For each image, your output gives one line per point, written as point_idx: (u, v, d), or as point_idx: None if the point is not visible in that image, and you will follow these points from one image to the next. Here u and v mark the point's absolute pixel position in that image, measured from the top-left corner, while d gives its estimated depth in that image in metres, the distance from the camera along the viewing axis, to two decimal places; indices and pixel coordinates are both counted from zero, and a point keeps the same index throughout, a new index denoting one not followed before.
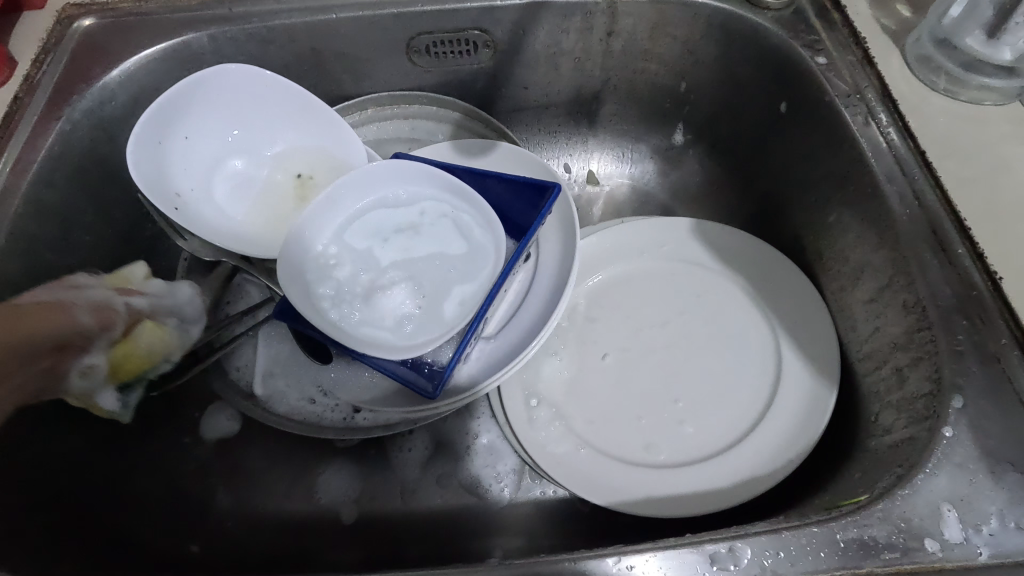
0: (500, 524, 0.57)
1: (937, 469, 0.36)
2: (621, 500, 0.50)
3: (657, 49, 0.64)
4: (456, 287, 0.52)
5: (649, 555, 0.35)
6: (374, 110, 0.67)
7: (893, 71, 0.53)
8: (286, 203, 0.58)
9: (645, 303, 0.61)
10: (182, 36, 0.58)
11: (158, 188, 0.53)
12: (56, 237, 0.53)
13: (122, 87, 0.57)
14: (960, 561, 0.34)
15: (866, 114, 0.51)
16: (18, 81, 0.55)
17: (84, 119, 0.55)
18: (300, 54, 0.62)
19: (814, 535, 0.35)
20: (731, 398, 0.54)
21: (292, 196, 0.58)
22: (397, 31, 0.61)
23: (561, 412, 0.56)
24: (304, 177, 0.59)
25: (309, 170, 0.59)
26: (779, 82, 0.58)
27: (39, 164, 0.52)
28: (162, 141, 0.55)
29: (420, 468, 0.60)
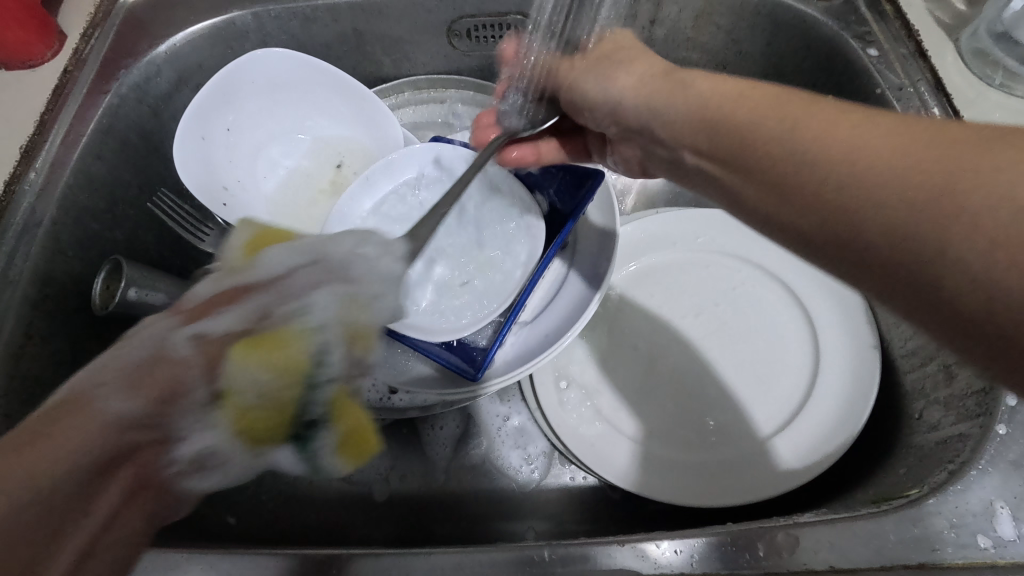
0: (529, 508, 0.57)
1: (991, 467, 0.36)
2: (656, 488, 0.50)
3: (700, 38, 0.63)
4: (490, 274, 0.52)
5: (696, 540, 0.35)
6: (410, 93, 0.67)
7: (947, 65, 0.52)
8: (322, 196, 0.59)
9: (681, 293, 0.60)
10: (226, 13, 0.58)
11: (202, 179, 0.54)
12: (103, 209, 0.53)
13: (168, 62, 0.57)
14: (1014, 557, 0.34)
15: (919, 108, 0.50)
16: (67, 54, 0.55)
17: (131, 93, 0.56)
18: (342, 35, 0.62)
19: (863, 526, 0.35)
20: (769, 393, 0.54)
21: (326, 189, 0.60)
22: (439, 13, 0.61)
23: (591, 396, 0.56)
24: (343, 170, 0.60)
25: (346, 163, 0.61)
26: (827, 74, 0.57)
27: (89, 137, 0.53)
28: (205, 128, 0.55)
29: (451, 448, 0.60)
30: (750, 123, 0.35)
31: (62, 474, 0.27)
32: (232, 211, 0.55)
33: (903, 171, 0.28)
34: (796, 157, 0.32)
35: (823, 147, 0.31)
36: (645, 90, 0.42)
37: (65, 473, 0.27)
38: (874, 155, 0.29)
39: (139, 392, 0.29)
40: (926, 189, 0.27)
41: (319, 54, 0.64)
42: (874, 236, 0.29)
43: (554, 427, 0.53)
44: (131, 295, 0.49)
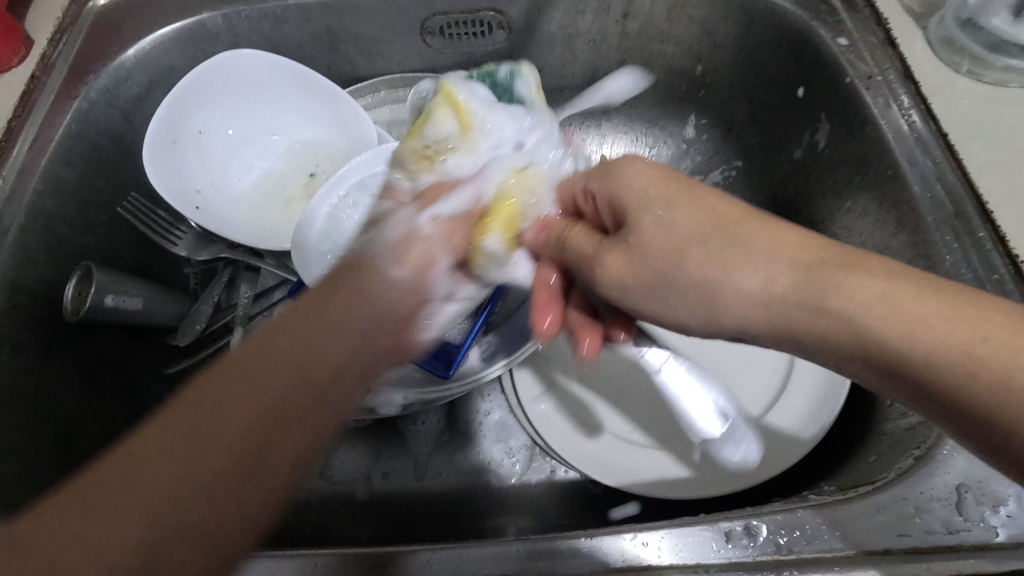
0: (512, 503, 0.57)
1: (956, 451, 0.36)
2: (634, 482, 0.51)
3: (673, 31, 0.63)
4: None
5: (663, 532, 0.35)
6: (386, 92, 0.67)
7: (916, 53, 0.53)
8: (295, 201, 0.59)
9: None
10: (195, 15, 0.58)
11: (174, 182, 0.54)
12: (75, 214, 0.53)
13: (138, 66, 0.57)
14: (977, 541, 0.34)
15: (888, 97, 0.50)
16: (35, 60, 0.55)
17: (100, 98, 0.55)
18: (314, 34, 0.62)
19: (829, 514, 0.35)
20: (743, 386, 0.54)
21: (299, 194, 0.59)
22: (411, 11, 0.61)
23: (571, 389, 0.56)
24: (316, 174, 0.60)
25: (320, 167, 0.60)
26: (799, 65, 0.57)
27: (58, 143, 0.52)
28: (175, 132, 0.55)
29: (433, 444, 0.60)
30: (896, 335, 0.30)
31: (278, 397, 0.30)
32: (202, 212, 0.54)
33: (867, 283, 0.32)
34: (909, 353, 0.30)
35: (842, 304, 0.32)
36: (722, 263, 0.35)
37: (327, 353, 0.32)
38: (903, 291, 0.31)
39: (404, 260, 0.40)
40: (801, 264, 0.34)
41: (292, 54, 0.63)
42: (854, 309, 0.31)
43: (532, 421, 0.53)
44: (108, 301, 0.49)
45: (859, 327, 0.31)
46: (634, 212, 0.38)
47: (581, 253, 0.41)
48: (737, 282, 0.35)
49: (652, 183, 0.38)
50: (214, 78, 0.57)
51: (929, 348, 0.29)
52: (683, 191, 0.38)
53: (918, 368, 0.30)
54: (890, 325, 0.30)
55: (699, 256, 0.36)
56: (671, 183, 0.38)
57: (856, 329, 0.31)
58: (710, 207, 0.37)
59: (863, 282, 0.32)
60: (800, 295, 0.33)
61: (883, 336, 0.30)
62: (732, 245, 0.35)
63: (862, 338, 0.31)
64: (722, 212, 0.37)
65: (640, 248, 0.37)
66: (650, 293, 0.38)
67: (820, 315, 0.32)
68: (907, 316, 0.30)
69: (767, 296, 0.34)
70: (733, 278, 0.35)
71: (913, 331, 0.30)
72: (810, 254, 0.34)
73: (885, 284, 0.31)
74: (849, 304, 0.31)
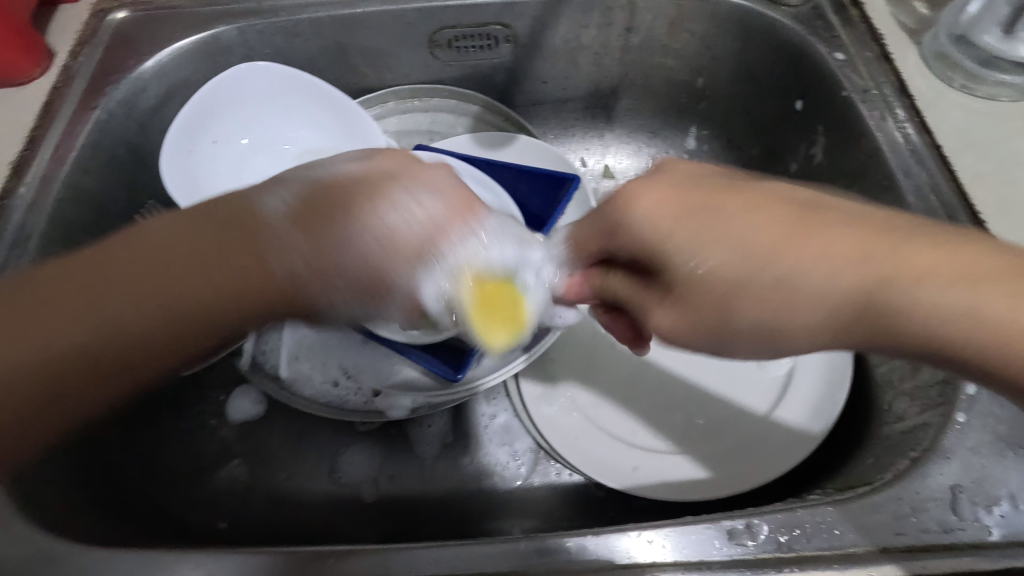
0: (517, 506, 0.58)
1: (950, 453, 0.37)
2: (637, 485, 0.52)
3: (674, 45, 0.64)
4: None
5: (666, 530, 0.36)
6: (394, 103, 0.68)
7: (911, 67, 0.54)
8: None
9: None
10: (211, 29, 0.60)
11: (189, 189, 0.56)
12: (93, 221, 0.55)
13: (155, 78, 0.59)
14: (971, 540, 0.35)
15: (883, 110, 0.52)
16: (56, 72, 0.57)
17: (118, 109, 0.57)
18: (326, 48, 0.64)
19: (827, 514, 0.36)
20: (745, 390, 0.55)
21: None
22: (420, 25, 0.63)
23: (576, 394, 0.57)
24: None
25: None
26: (797, 78, 0.59)
27: (78, 152, 0.54)
28: (191, 141, 0.57)
29: (439, 448, 0.61)
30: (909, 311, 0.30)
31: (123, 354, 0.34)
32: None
33: (891, 264, 0.30)
34: (915, 321, 0.30)
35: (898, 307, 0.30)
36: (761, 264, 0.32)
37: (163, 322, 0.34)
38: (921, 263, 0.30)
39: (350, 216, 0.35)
40: (853, 270, 0.30)
41: (304, 67, 0.65)
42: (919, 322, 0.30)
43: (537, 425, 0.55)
44: None
45: (950, 317, 0.29)
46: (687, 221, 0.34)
47: (634, 300, 0.38)
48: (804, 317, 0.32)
49: (672, 211, 0.34)
50: (230, 89, 0.58)
51: (970, 287, 0.29)
52: (744, 201, 0.34)
53: (927, 325, 0.30)
54: (851, 266, 0.30)
55: (722, 256, 0.33)
56: (716, 197, 0.34)
57: (905, 314, 0.30)
58: (767, 216, 0.33)
59: (905, 251, 0.30)
60: (876, 313, 0.31)
61: (896, 316, 0.30)
62: (866, 275, 0.30)
63: (861, 298, 0.31)
64: (783, 226, 0.32)
65: (687, 307, 0.35)
66: (732, 304, 0.33)
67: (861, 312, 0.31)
68: (880, 270, 0.30)
69: (834, 315, 0.31)
70: (810, 274, 0.31)
71: (976, 323, 0.29)
72: (872, 247, 0.31)
73: (973, 294, 0.29)
74: (921, 295, 0.30)
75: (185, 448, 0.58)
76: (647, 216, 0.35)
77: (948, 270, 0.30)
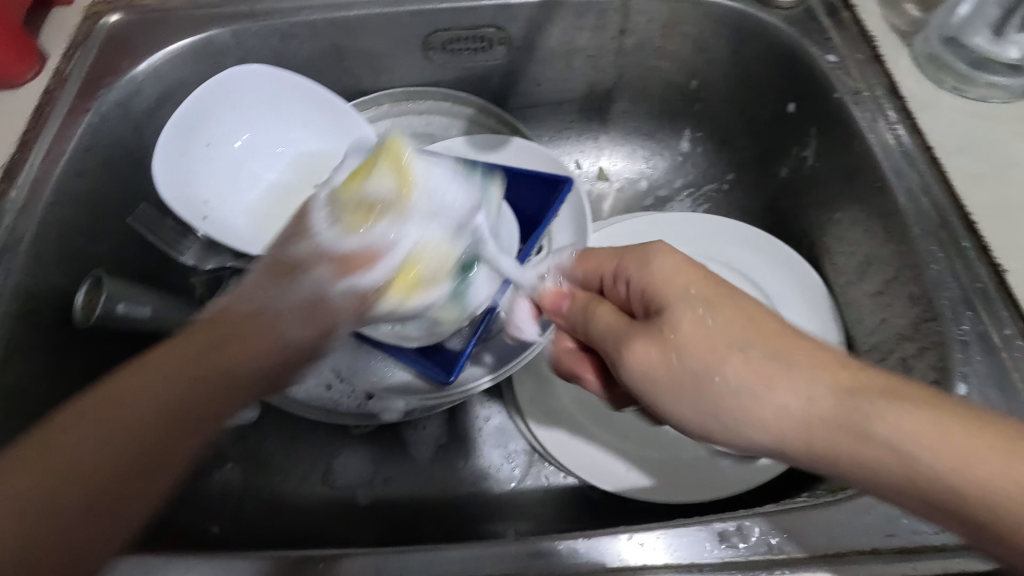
0: (511, 509, 0.58)
1: None
2: (632, 487, 0.52)
3: (669, 47, 0.65)
4: None
5: (658, 532, 0.36)
6: (389, 105, 0.68)
7: (903, 69, 0.54)
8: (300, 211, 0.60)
9: None
10: (205, 32, 0.60)
11: (182, 193, 0.56)
12: (86, 224, 0.55)
13: (149, 80, 0.59)
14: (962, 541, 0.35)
15: (875, 111, 0.52)
16: (49, 74, 0.57)
17: (112, 111, 0.57)
18: (320, 50, 0.64)
19: (819, 515, 0.36)
20: None
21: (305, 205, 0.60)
22: (415, 28, 0.63)
23: (569, 395, 0.57)
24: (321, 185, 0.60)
25: (326, 177, 0.61)
26: (790, 81, 0.59)
27: (71, 155, 0.54)
28: (185, 144, 0.57)
29: (433, 449, 0.61)
30: (926, 451, 0.30)
31: None
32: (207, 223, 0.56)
33: (823, 390, 0.33)
34: (886, 436, 0.31)
35: (887, 433, 0.31)
36: (766, 377, 0.34)
37: None
38: (936, 431, 0.30)
39: None
40: (830, 425, 0.32)
41: (299, 69, 0.65)
42: (891, 432, 0.31)
43: (531, 426, 0.55)
44: (119, 309, 0.51)
45: (903, 449, 0.31)
46: (673, 304, 0.37)
47: (614, 334, 0.40)
48: (793, 406, 0.33)
49: (694, 284, 0.38)
50: (223, 91, 0.58)
51: (953, 464, 0.30)
52: (738, 310, 0.36)
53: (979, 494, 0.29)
54: (833, 389, 0.33)
55: (738, 364, 0.35)
56: (717, 295, 0.37)
57: (983, 507, 0.29)
58: (760, 326, 0.36)
59: (922, 420, 0.31)
60: (847, 440, 0.32)
61: (869, 430, 0.32)
62: (720, 354, 0.35)
63: (843, 417, 0.32)
64: (759, 328, 0.35)
65: (674, 345, 0.36)
66: (676, 390, 0.36)
67: (873, 442, 0.31)
68: (866, 409, 0.32)
69: (807, 431, 0.33)
70: (779, 395, 0.34)
71: (959, 460, 0.30)
72: (904, 411, 0.31)
73: (927, 433, 0.30)
74: (896, 436, 0.31)
75: None
76: (663, 268, 0.39)
77: (912, 416, 0.31)
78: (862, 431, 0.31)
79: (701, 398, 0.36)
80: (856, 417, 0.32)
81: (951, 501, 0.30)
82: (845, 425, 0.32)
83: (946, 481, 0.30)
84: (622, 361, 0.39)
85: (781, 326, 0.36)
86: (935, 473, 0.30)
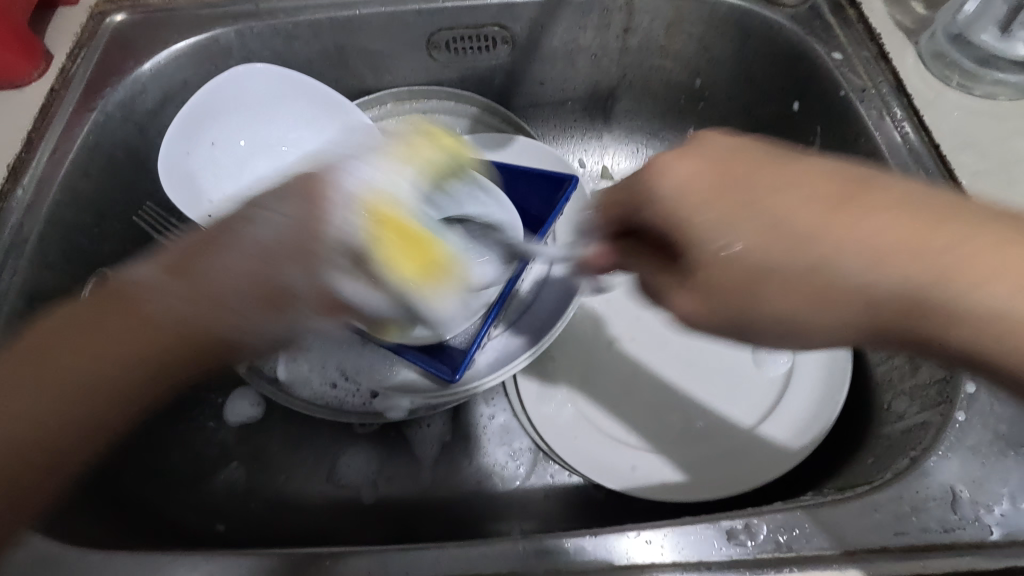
0: (516, 507, 0.58)
1: (949, 452, 0.37)
2: (637, 485, 0.51)
3: (673, 46, 0.64)
4: None
5: (665, 530, 0.36)
6: (393, 104, 0.68)
7: (908, 67, 0.54)
8: None
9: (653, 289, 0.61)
10: (210, 32, 0.60)
11: (186, 191, 0.56)
12: (90, 224, 0.54)
13: (154, 80, 0.59)
14: (971, 539, 0.35)
15: (880, 109, 0.52)
16: (54, 74, 0.57)
17: (117, 111, 0.57)
18: (325, 50, 0.64)
19: (827, 513, 0.36)
20: (744, 391, 0.55)
21: None
22: (418, 27, 0.63)
23: (573, 393, 0.57)
24: None
25: None
26: (795, 80, 0.59)
27: (76, 154, 0.54)
28: (189, 142, 0.57)
29: (438, 447, 0.61)
30: (876, 275, 0.31)
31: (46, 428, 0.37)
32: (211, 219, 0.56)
33: (881, 243, 0.31)
34: (886, 284, 0.31)
35: (897, 249, 0.31)
36: (835, 233, 0.31)
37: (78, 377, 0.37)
38: (906, 242, 0.30)
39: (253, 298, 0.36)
40: (840, 212, 0.31)
41: (303, 68, 0.65)
42: (862, 247, 0.31)
43: (535, 424, 0.55)
44: None
45: (972, 314, 0.30)
46: (698, 217, 0.33)
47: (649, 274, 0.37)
48: (745, 250, 0.32)
49: (706, 181, 0.34)
50: (227, 90, 0.58)
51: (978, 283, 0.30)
52: (727, 165, 0.34)
53: (961, 335, 0.31)
54: (862, 231, 0.31)
55: (776, 286, 0.32)
56: (728, 166, 0.34)
57: (955, 317, 0.30)
58: (798, 181, 0.33)
59: (984, 255, 0.30)
60: (915, 312, 0.31)
61: (858, 280, 0.31)
62: (801, 236, 0.31)
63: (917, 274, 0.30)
64: (821, 206, 0.32)
65: (706, 288, 0.34)
66: (741, 295, 0.33)
67: (866, 200, 0.32)
68: (914, 245, 0.30)
69: (874, 306, 0.31)
70: (843, 260, 0.31)
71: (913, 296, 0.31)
72: (930, 240, 0.30)
73: (904, 269, 0.30)
74: (965, 297, 0.30)
75: (184, 452, 0.58)
76: (675, 188, 0.34)
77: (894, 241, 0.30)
78: (876, 219, 0.31)
79: (755, 296, 0.33)
80: (843, 200, 0.32)
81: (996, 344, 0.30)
82: (829, 262, 0.31)
83: (977, 312, 0.30)
84: (670, 311, 0.37)
85: (772, 153, 0.34)
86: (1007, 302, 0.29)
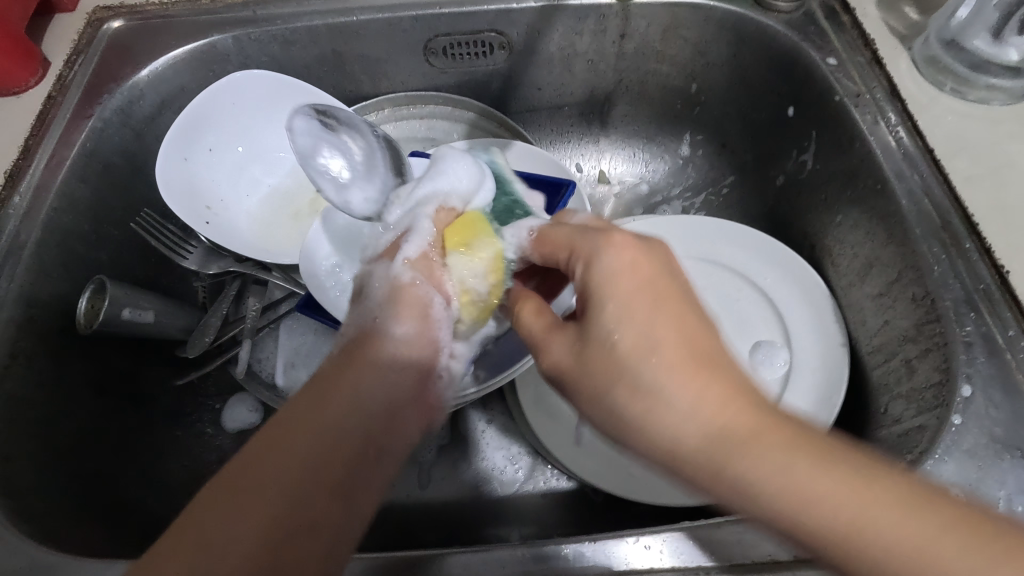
0: (515, 512, 0.58)
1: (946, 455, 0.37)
2: (635, 490, 0.52)
3: (668, 51, 0.65)
4: None
5: (663, 535, 0.36)
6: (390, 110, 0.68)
7: (902, 71, 0.55)
8: (302, 215, 0.60)
9: None
10: (207, 38, 0.60)
11: (183, 196, 0.56)
12: (88, 231, 0.54)
13: (151, 86, 0.59)
14: None
15: (875, 114, 0.53)
16: (52, 81, 0.57)
17: (114, 117, 0.57)
18: (322, 56, 0.64)
19: None
20: None
21: (309, 210, 0.61)
22: (415, 33, 0.63)
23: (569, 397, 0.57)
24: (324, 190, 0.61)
25: None
26: (790, 85, 0.60)
27: (74, 161, 0.54)
28: (186, 148, 0.57)
29: (436, 452, 0.61)
30: (755, 458, 0.27)
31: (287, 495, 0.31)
32: (207, 224, 0.56)
33: (796, 463, 0.26)
34: (749, 471, 0.27)
35: (809, 478, 0.26)
36: (696, 387, 0.30)
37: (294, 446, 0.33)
38: (774, 428, 0.28)
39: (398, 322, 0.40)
40: (747, 405, 0.28)
41: (300, 74, 0.65)
42: (697, 415, 0.29)
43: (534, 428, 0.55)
44: (124, 314, 0.51)
45: (854, 546, 0.25)
46: (611, 263, 0.34)
47: (534, 333, 0.37)
48: (684, 396, 0.30)
49: (637, 284, 0.33)
50: (225, 97, 0.59)
51: (852, 522, 0.25)
52: (669, 278, 0.33)
53: (866, 531, 0.25)
54: (764, 447, 0.27)
55: (657, 363, 0.31)
56: (668, 291, 0.33)
57: (862, 542, 0.25)
58: (655, 280, 0.33)
59: (871, 490, 0.25)
60: (710, 458, 0.28)
61: (722, 464, 0.28)
62: (617, 356, 0.32)
63: (731, 433, 0.28)
64: (688, 355, 0.31)
65: (585, 348, 0.34)
66: (599, 390, 0.33)
67: (758, 437, 0.27)
68: (829, 480, 0.26)
69: (701, 443, 0.29)
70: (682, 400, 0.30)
71: (795, 499, 0.26)
72: (816, 457, 0.27)
73: (788, 460, 0.27)
74: (754, 489, 0.27)
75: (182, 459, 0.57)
76: (620, 259, 0.34)
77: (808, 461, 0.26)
78: (753, 406, 0.29)
79: (616, 374, 0.32)
80: (722, 383, 0.30)
81: (852, 572, 0.25)
82: (726, 428, 0.28)
83: (828, 529, 0.25)
84: (547, 354, 0.36)
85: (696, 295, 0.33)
86: (763, 498, 0.27)
